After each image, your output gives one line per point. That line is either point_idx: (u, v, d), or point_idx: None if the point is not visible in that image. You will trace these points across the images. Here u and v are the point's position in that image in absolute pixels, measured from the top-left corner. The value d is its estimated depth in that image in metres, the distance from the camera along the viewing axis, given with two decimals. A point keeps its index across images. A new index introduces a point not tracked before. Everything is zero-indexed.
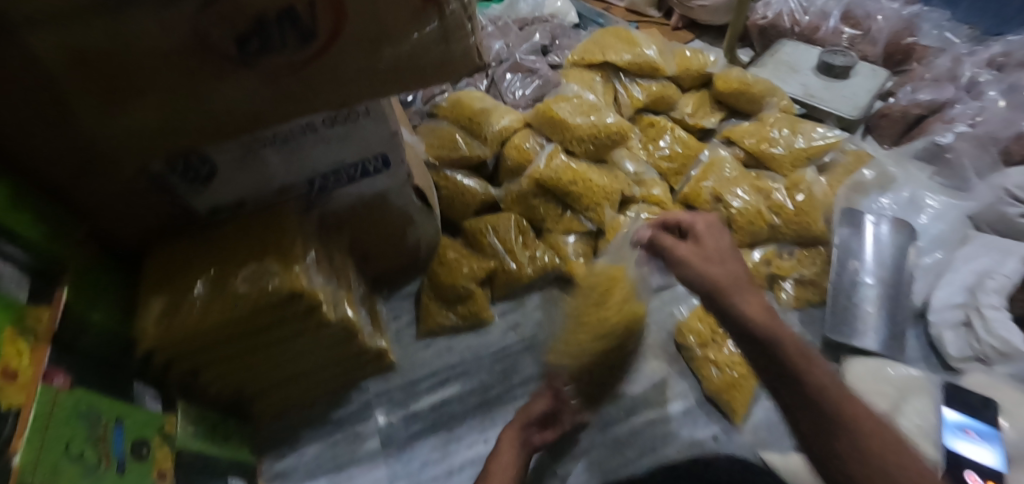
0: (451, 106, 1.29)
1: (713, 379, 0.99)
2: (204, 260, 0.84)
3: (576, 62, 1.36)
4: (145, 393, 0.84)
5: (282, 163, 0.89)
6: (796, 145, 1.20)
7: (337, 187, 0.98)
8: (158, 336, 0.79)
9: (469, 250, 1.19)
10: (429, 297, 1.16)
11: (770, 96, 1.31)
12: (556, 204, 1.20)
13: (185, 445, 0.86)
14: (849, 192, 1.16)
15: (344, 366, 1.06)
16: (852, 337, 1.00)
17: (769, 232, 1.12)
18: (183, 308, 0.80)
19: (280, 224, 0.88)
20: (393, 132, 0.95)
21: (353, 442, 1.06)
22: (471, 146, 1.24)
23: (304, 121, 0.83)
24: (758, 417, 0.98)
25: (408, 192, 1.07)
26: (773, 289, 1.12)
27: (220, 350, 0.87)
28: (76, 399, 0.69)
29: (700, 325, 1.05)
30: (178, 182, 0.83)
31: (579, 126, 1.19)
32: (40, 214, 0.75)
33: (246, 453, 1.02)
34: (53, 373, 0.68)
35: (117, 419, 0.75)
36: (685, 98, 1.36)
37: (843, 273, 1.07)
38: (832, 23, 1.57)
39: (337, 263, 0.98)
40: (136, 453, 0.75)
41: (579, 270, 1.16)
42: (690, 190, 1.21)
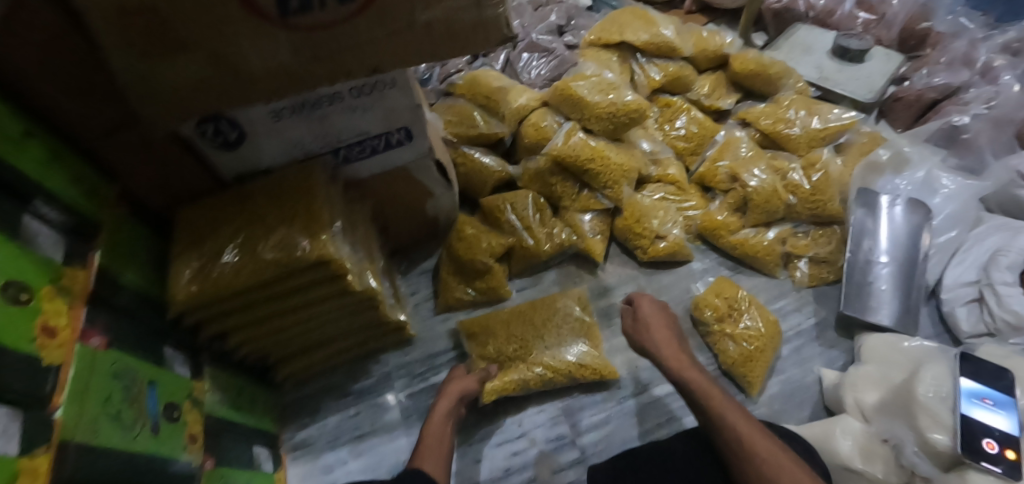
0: (467, 83, 1.28)
1: (728, 353, 1.00)
2: (232, 225, 0.84)
3: (592, 42, 1.36)
4: (175, 359, 0.83)
5: (307, 131, 0.89)
6: (812, 126, 1.21)
7: (360, 158, 0.99)
8: (190, 298, 0.79)
9: (486, 227, 1.19)
10: (447, 271, 1.16)
11: (786, 78, 1.31)
12: (573, 182, 1.21)
13: (212, 411, 0.87)
14: (865, 171, 1.16)
15: (363, 338, 1.06)
16: (866, 314, 1.02)
17: (785, 211, 1.14)
18: (214, 272, 0.80)
19: (305, 190, 0.87)
20: (417, 104, 0.94)
21: (374, 413, 1.07)
22: (490, 124, 1.24)
23: (333, 88, 0.83)
24: (774, 391, 1.00)
25: (429, 165, 1.07)
26: (788, 267, 1.15)
27: (246, 316, 0.86)
28: (112, 359, 0.69)
29: (717, 300, 1.05)
30: (206, 146, 0.83)
31: (598, 104, 1.19)
32: (78, 172, 0.75)
33: (267, 421, 1.03)
34: (89, 333, 0.67)
35: (150, 381, 0.75)
36: (701, 80, 1.37)
37: (858, 252, 1.08)
38: (846, 8, 1.57)
39: (359, 234, 0.98)
40: (168, 416, 0.76)
41: (597, 248, 1.18)
42: (706, 169, 1.22)
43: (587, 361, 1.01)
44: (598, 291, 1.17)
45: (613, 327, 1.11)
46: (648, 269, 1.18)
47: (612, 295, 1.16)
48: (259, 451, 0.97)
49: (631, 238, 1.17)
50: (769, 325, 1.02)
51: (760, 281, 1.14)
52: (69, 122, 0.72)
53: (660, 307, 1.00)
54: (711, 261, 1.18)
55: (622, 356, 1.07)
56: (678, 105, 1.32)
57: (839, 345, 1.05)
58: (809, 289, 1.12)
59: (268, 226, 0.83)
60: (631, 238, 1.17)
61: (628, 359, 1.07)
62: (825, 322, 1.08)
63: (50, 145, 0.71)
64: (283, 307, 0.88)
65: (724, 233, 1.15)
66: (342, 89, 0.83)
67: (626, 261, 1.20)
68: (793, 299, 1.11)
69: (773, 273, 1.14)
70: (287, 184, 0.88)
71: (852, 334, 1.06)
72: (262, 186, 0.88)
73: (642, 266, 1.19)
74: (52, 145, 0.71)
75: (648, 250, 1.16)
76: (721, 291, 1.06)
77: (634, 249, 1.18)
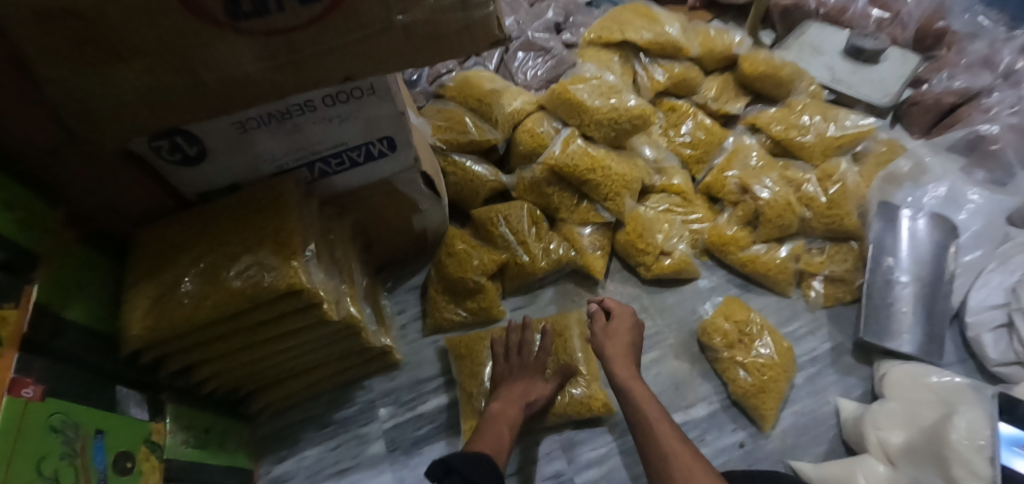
0: (457, 85, 1.19)
1: (739, 381, 0.93)
2: (193, 251, 0.76)
3: (592, 40, 1.27)
4: (129, 399, 0.76)
5: (278, 144, 0.80)
6: (827, 133, 1.13)
7: (339, 171, 0.90)
8: (144, 334, 0.71)
9: (479, 241, 1.10)
10: (436, 289, 1.09)
11: (798, 81, 1.23)
12: (571, 193, 1.13)
13: (175, 455, 0.79)
14: (882, 184, 1.08)
15: (345, 364, 0.99)
16: (886, 340, 0.94)
17: (799, 226, 1.06)
18: (171, 304, 0.72)
19: (276, 210, 0.79)
20: (401, 112, 0.85)
21: (357, 445, 1.00)
22: (482, 130, 1.15)
23: (304, 97, 0.74)
24: (787, 423, 0.93)
25: (415, 178, 0.98)
26: (801, 286, 1.07)
27: (212, 349, 0.79)
28: (52, 411, 0.61)
29: (726, 324, 0.97)
30: (161, 164, 0.75)
31: (598, 109, 1.10)
32: (10, 197, 0.66)
33: (241, 456, 0.95)
34: (20, 383, 0.59)
35: (98, 430, 0.68)
36: (707, 82, 1.29)
37: (878, 271, 1.00)
38: (860, 5, 1.48)
39: (338, 255, 0.90)
40: (119, 467, 0.69)
41: (597, 264, 1.10)
42: (712, 179, 1.14)
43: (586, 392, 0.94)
44: None
45: None
46: (652, 287, 1.10)
47: None
48: None
49: (633, 254, 1.09)
50: (783, 353, 0.95)
51: (771, 301, 1.07)
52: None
53: (631, 325, 0.93)
54: (718, 278, 1.11)
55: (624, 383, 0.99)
56: (684, 108, 1.23)
57: (857, 372, 0.98)
58: (824, 310, 1.05)
59: (233, 251, 0.75)
60: (634, 254, 1.09)
61: None
62: (842, 347, 1.01)
63: None
64: (253, 338, 0.80)
65: (733, 249, 1.08)
66: (314, 97, 0.74)
67: (627, 278, 1.12)
68: (806, 321, 1.04)
69: (785, 292, 1.06)
70: (256, 203, 0.80)
71: (870, 360, 0.99)
72: (231, 205, 0.80)
73: (645, 284, 1.11)
74: None
75: (652, 267, 1.08)
76: (731, 314, 0.98)
77: (636, 265, 1.10)
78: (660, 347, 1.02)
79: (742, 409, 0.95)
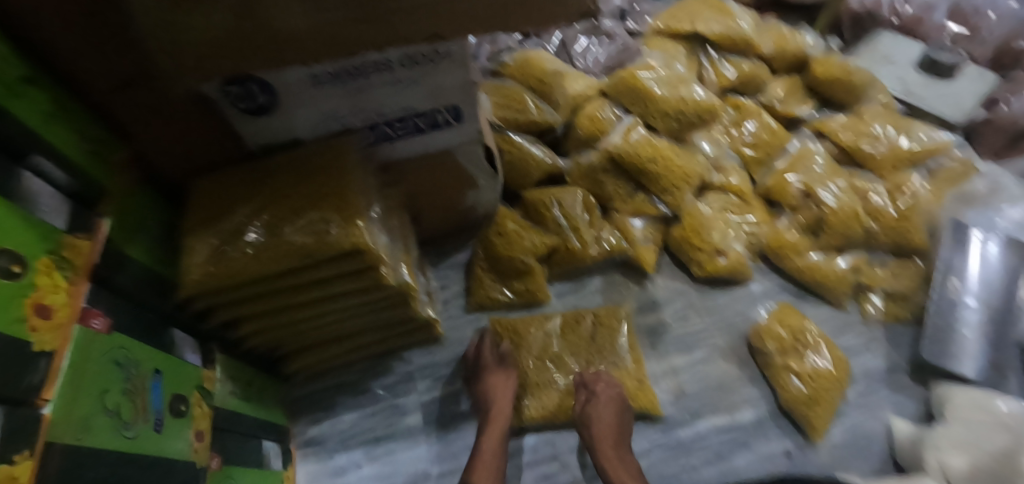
0: (518, 64, 1.17)
1: (790, 389, 0.91)
2: (255, 202, 0.75)
3: (660, 30, 1.23)
4: (185, 343, 0.76)
5: (347, 102, 0.79)
6: (900, 145, 1.09)
7: (402, 136, 0.88)
8: (203, 280, 0.70)
9: (529, 223, 1.08)
10: (481, 268, 1.07)
11: (870, 89, 1.19)
12: (627, 182, 1.11)
13: (222, 403, 0.80)
14: (954, 203, 1.05)
15: (388, 334, 0.98)
16: (948, 362, 0.91)
17: (862, 237, 1.03)
18: (232, 252, 0.71)
19: (341, 168, 0.77)
20: (472, 81, 0.83)
21: (392, 415, 0.99)
22: (542, 111, 1.12)
23: (381, 55, 0.73)
24: (836, 436, 0.90)
25: (476, 150, 0.96)
26: (858, 300, 1.04)
27: (265, 304, 0.78)
28: (115, 345, 0.61)
29: (781, 331, 0.95)
30: (231, 111, 0.74)
31: (665, 99, 1.09)
32: (84, 128, 0.66)
33: (278, 414, 0.96)
34: (90, 314, 0.59)
35: (156, 370, 0.67)
36: (776, 82, 1.25)
37: (944, 292, 0.96)
38: (936, 17, 1.42)
39: (394, 221, 0.89)
40: (174, 409, 0.68)
41: (648, 257, 1.07)
42: (773, 182, 1.11)
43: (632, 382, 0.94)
44: (645, 305, 1.06)
45: (660, 347, 1.01)
46: (702, 286, 1.08)
47: (660, 311, 1.05)
48: (270, 447, 0.90)
49: (686, 251, 1.07)
50: (839, 365, 0.93)
51: (826, 312, 1.04)
52: (81, 74, 0.63)
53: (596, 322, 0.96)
54: (771, 283, 1.08)
55: (669, 380, 0.97)
56: (750, 108, 1.19)
57: (912, 393, 0.95)
58: (881, 326, 1.01)
59: (297, 205, 0.74)
60: (687, 250, 1.07)
61: (675, 384, 0.96)
62: (898, 365, 0.98)
63: (56, 96, 0.61)
64: (308, 296, 0.80)
65: (791, 255, 1.05)
66: (391, 56, 0.73)
67: (677, 275, 1.09)
68: (862, 336, 1.01)
69: (842, 304, 1.03)
70: (319, 159, 0.78)
71: (927, 382, 0.96)
72: (293, 160, 0.79)
73: (695, 282, 1.08)
74: (55, 95, 0.61)
75: (705, 265, 1.05)
76: (785, 320, 0.96)
77: (689, 263, 1.08)
78: (707, 347, 1.00)
79: (790, 418, 0.92)
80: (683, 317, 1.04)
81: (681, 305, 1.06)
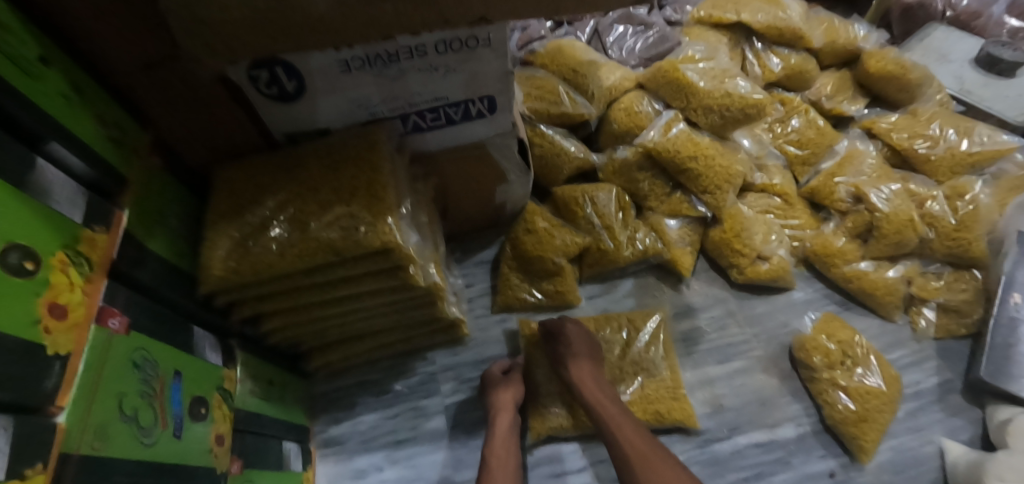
0: (551, 52, 1.10)
1: (836, 406, 0.86)
2: (280, 195, 0.71)
3: (701, 19, 1.17)
4: (205, 342, 0.73)
5: (378, 90, 0.74)
6: (959, 148, 1.02)
7: (432, 127, 0.84)
8: (227, 276, 0.67)
9: (561, 221, 1.04)
10: (510, 266, 1.03)
11: (926, 86, 1.11)
12: (664, 181, 1.05)
13: (243, 405, 0.77)
14: (1018, 212, 0.96)
15: (413, 333, 0.94)
16: (1007, 383, 0.85)
17: (916, 246, 0.97)
18: (256, 248, 0.67)
19: (371, 160, 0.73)
20: (509, 70, 0.78)
21: (415, 418, 0.96)
22: (576, 103, 1.06)
23: (415, 39, 0.68)
24: (883, 457, 0.86)
25: (509, 143, 0.91)
26: (908, 312, 0.99)
27: (289, 301, 0.75)
28: (134, 346, 0.58)
29: (829, 343, 0.90)
30: (256, 96, 0.70)
31: (709, 93, 1.01)
32: (104, 113, 0.62)
33: (299, 412, 0.93)
34: (107, 313, 0.55)
35: (176, 371, 0.64)
36: (823, 77, 1.18)
37: (1005, 307, 0.90)
38: (996, 11, 1.33)
39: (424, 217, 0.84)
40: (194, 412, 0.65)
41: (684, 260, 1.02)
42: (820, 183, 1.05)
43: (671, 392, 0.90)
44: (680, 311, 1.01)
45: (695, 355, 0.97)
46: (740, 291, 1.03)
47: (695, 318, 1.01)
48: (290, 448, 0.87)
49: (725, 254, 1.01)
50: (890, 383, 0.88)
51: (873, 325, 0.99)
52: (101, 52, 0.59)
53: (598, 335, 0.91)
54: (814, 291, 1.02)
55: (705, 391, 0.93)
56: (796, 104, 1.13)
57: (965, 414, 0.90)
58: (932, 342, 0.96)
59: (325, 200, 0.70)
60: (727, 255, 1.01)
61: (712, 396, 0.92)
62: (950, 384, 0.92)
63: (74, 77, 0.57)
64: (334, 295, 0.76)
65: (838, 262, 0.99)
66: (426, 41, 0.68)
67: (714, 279, 1.05)
68: (911, 351, 0.95)
69: (890, 317, 0.98)
70: (347, 151, 0.74)
71: (982, 404, 0.90)
72: (320, 150, 0.74)
73: (732, 287, 1.03)
74: (74, 76, 0.57)
75: (745, 270, 1.00)
76: (832, 333, 0.91)
77: (727, 267, 1.02)
78: (746, 358, 0.96)
79: (834, 436, 0.88)
80: (720, 324, 1.00)
81: (718, 312, 1.01)
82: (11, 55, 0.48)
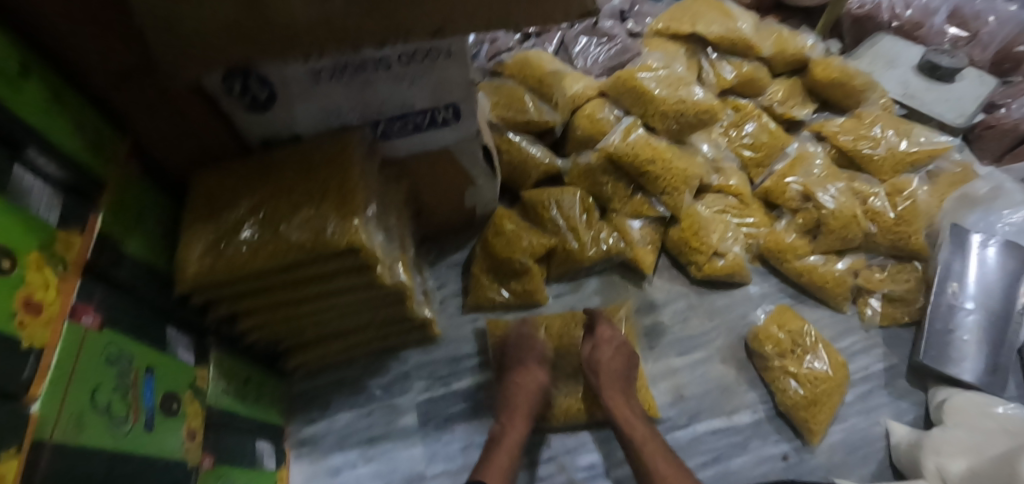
0: (517, 64, 1.15)
1: (789, 392, 0.91)
2: (254, 198, 0.74)
3: (660, 30, 1.23)
4: (179, 341, 0.75)
5: (347, 98, 0.78)
6: (898, 148, 1.09)
7: (401, 134, 0.88)
8: (200, 275, 0.69)
9: (528, 223, 1.08)
10: (480, 268, 1.07)
11: (871, 91, 1.18)
12: (626, 183, 1.10)
13: (215, 402, 0.79)
14: (955, 205, 1.04)
15: (385, 333, 0.97)
16: (946, 366, 0.91)
17: (862, 240, 1.03)
18: (228, 249, 0.70)
19: (340, 164, 0.76)
20: (472, 79, 0.82)
21: (389, 416, 0.99)
22: (541, 111, 1.12)
23: (380, 51, 0.72)
24: (834, 439, 0.91)
25: (475, 149, 0.95)
26: (857, 303, 1.04)
27: (262, 300, 0.77)
28: (107, 342, 0.60)
29: (780, 333, 0.95)
30: (230, 106, 0.73)
31: (665, 100, 1.08)
32: (82, 121, 0.64)
33: (275, 411, 0.95)
34: (80, 309, 0.58)
35: (149, 367, 0.67)
36: (776, 84, 1.25)
37: (943, 295, 0.96)
38: (937, 21, 1.41)
39: (393, 220, 0.88)
40: (166, 407, 0.68)
41: (646, 258, 1.07)
42: (772, 184, 1.10)
43: (631, 382, 0.93)
44: (643, 306, 1.06)
45: (659, 348, 1.01)
46: (700, 287, 1.08)
47: (658, 312, 1.05)
48: (263, 446, 0.89)
49: (685, 252, 1.07)
50: (838, 368, 0.93)
51: (824, 316, 1.04)
52: (80, 63, 0.62)
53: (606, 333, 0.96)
54: (770, 285, 1.08)
55: (667, 382, 0.97)
56: (752, 109, 1.20)
57: (910, 397, 0.95)
58: (879, 329, 1.02)
59: (295, 202, 0.73)
60: (686, 252, 1.06)
61: (674, 386, 0.96)
62: (896, 369, 0.98)
63: (53, 86, 0.60)
64: (305, 294, 0.79)
65: (790, 256, 1.05)
66: (390, 52, 0.72)
67: (676, 276, 1.09)
68: (860, 339, 1.01)
69: (841, 307, 1.04)
70: (317, 156, 0.77)
71: (925, 386, 0.96)
72: (291, 156, 0.78)
73: (693, 283, 1.08)
74: (53, 86, 0.60)
75: (703, 267, 1.05)
76: (784, 323, 0.96)
77: (687, 264, 1.07)
78: (707, 349, 1.00)
79: (788, 421, 0.93)
80: (683, 318, 1.04)
81: (681, 307, 1.05)
82: None
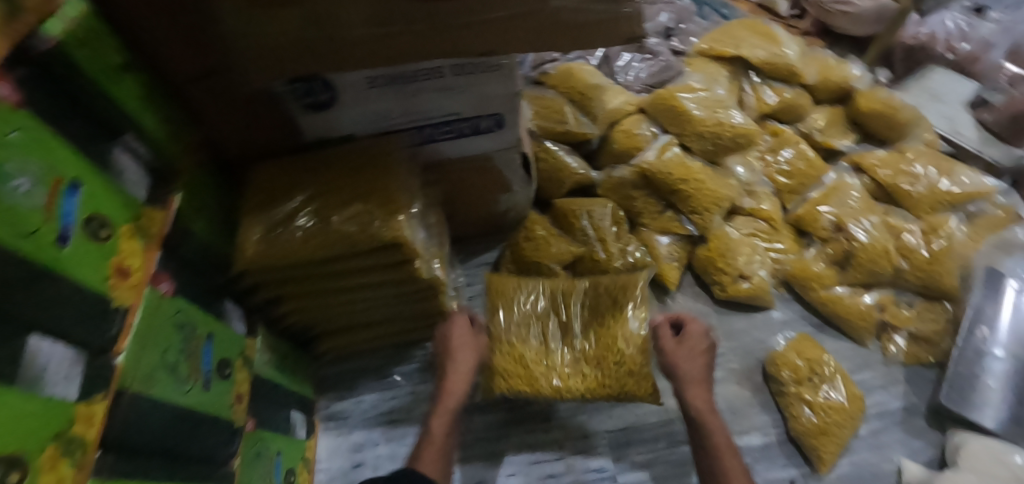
0: (560, 75, 1.17)
1: (801, 419, 0.93)
2: (309, 192, 0.80)
3: (704, 50, 1.23)
4: (233, 313, 0.83)
5: (399, 104, 0.83)
6: (939, 186, 1.08)
7: (446, 138, 0.93)
8: (257, 258, 0.76)
9: (558, 230, 1.12)
10: (508, 269, 1.12)
11: (914, 126, 1.19)
12: (656, 199, 1.13)
13: (261, 372, 0.87)
14: (991, 249, 1.04)
15: (413, 324, 1.03)
16: (964, 411, 0.91)
17: (891, 275, 1.04)
18: (284, 236, 0.76)
19: (389, 166, 0.82)
20: (515, 91, 0.87)
21: (412, 403, 1.06)
22: (579, 122, 1.14)
23: (435, 63, 0.77)
24: (843, 470, 0.93)
25: (514, 157, 1.01)
26: (881, 339, 1.05)
27: (307, 285, 0.84)
28: (177, 308, 0.67)
29: (798, 360, 0.97)
30: (293, 104, 0.80)
31: (703, 121, 1.11)
32: (167, 113, 0.71)
33: (307, 388, 1.03)
34: (159, 277, 0.64)
35: (208, 335, 0.73)
36: (818, 112, 1.25)
37: (971, 342, 0.96)
38: (994, 57, 1.39)
39: (430, 219, 0.94)
40: (221, 372, 0.74)
41: (671, 274, 1.10)
42: (805, 211, 1.10)
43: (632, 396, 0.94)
44: None
45: None
46: (721, 307, 1.10)
47: None
48: (296, 417, 0.97)
49: (711, 272, 1.09)
50: (852, 401, 0.95)
51: (845, 347, 1.05)
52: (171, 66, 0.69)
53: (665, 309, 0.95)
54: (792, 312, 1.10)
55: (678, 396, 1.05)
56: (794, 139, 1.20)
57: (924, 436, 0.96)
58: (901, 366, 1.03)
59: (347, 198, 0.79)
60: (711, 272, 1.09)
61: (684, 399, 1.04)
62: (914, 408, 0.99)
63: (147, 82, 0.66)
64: (347, 284, 0.85)
65: (816, 285, 1.06)
66: (444, 64, 0.77)
67: (698, 294, 1.12)
68: (880, 374, 1.02)
69: (863, 341, 1.05)
70: (367, 156, 0.83)
71: (943, 428, 0.96)
72: (343, 154, 0.84)
73: (715, 303, 1.11)
74: (147, 83, 0.67)
75: (728, 288, 1.07)
76: (803, 351, 0.98)
77: (711, 284, 1.09)
78: (724, 368, 1.03)
79: (797, 447, 0.95)
80: None
81: None
82: (103, 64, 0.58)
